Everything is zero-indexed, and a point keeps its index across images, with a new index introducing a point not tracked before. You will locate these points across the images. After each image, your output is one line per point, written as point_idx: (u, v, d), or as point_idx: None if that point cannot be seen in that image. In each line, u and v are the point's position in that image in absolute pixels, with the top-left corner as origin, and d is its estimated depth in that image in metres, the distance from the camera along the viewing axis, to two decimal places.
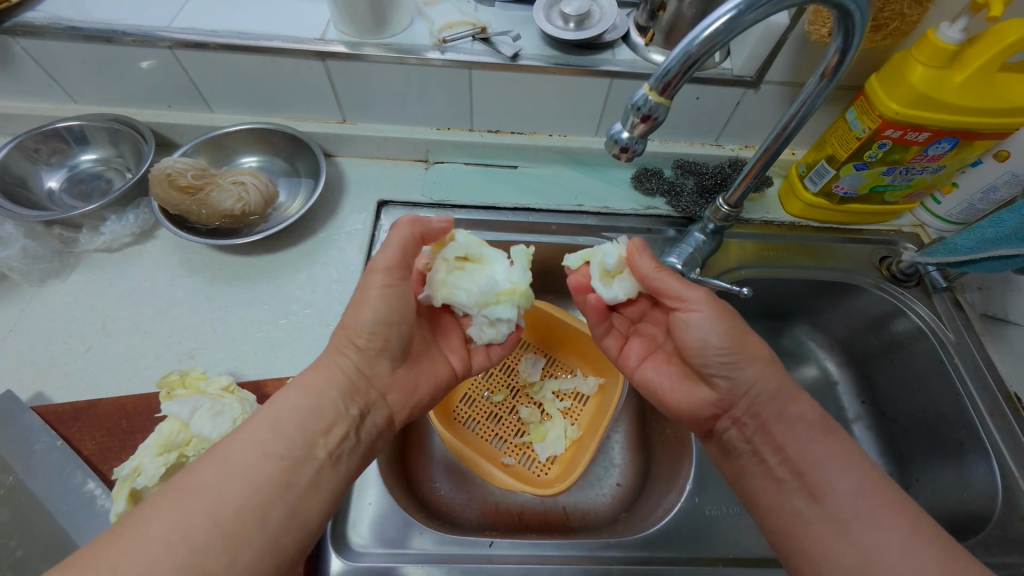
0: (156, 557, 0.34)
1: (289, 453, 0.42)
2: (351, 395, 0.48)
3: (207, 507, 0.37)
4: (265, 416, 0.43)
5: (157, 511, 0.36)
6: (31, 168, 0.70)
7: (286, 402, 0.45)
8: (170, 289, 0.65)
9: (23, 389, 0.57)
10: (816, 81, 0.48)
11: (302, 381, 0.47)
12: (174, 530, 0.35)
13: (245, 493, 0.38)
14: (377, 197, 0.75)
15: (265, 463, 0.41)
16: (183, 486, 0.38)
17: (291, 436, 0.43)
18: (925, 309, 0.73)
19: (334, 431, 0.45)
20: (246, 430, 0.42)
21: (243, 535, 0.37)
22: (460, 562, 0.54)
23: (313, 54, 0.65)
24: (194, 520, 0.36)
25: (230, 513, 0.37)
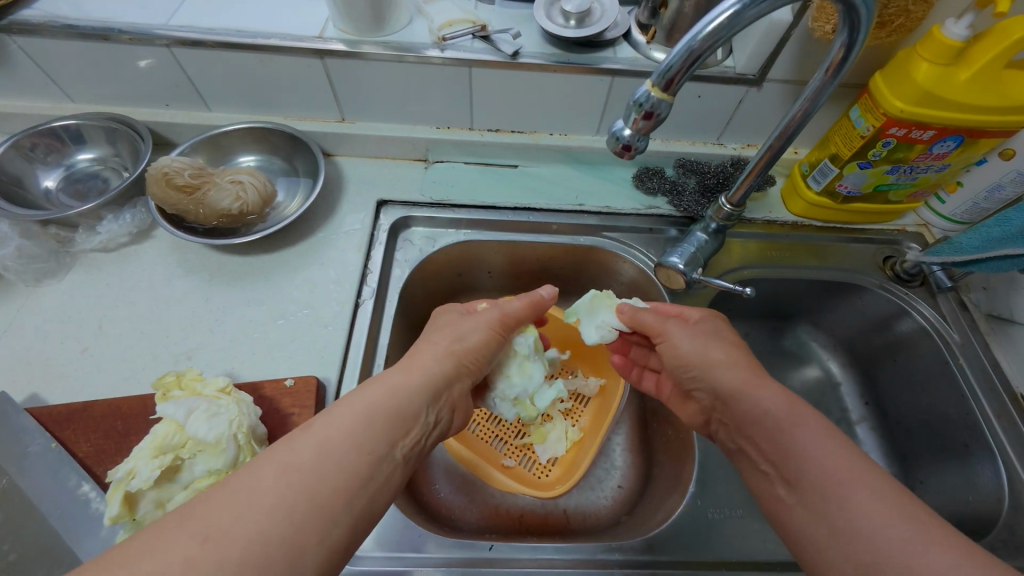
0: (258, 524, 0.30)
1: (381, 448, 0.38)
2: (434, 401, 0.45)
3: (313, 484, 0.33)
4: (361, 403, 0.40)
5: (262, 476, 0.33)
6: (27, 168, 0.70)
7: (380, 395, 0.42)
8: (167, 289, 0.65)
9: (18, 390, 0.56)
10: (822, 77, 0.47)
11: (393, 380, 0.44)
12: (281, 499, 0.32)
13: (341, 477, 0.35)
14: (377, 197, 0.75)
15: (358, 455, 0.37)
16: (285, 461, 0.34)
17: (380, 429, 0.39)
18: (929, 310, 0.73)
19: (414, 432, 0.42)
20: (347, 415, 0.38)
21: (333, 518, 0.33)
22: (460, 565, 0.53)
23: (312, 52, 0.64)
24: (292, 501, 0.32)
25: (323, 499, 0.33)
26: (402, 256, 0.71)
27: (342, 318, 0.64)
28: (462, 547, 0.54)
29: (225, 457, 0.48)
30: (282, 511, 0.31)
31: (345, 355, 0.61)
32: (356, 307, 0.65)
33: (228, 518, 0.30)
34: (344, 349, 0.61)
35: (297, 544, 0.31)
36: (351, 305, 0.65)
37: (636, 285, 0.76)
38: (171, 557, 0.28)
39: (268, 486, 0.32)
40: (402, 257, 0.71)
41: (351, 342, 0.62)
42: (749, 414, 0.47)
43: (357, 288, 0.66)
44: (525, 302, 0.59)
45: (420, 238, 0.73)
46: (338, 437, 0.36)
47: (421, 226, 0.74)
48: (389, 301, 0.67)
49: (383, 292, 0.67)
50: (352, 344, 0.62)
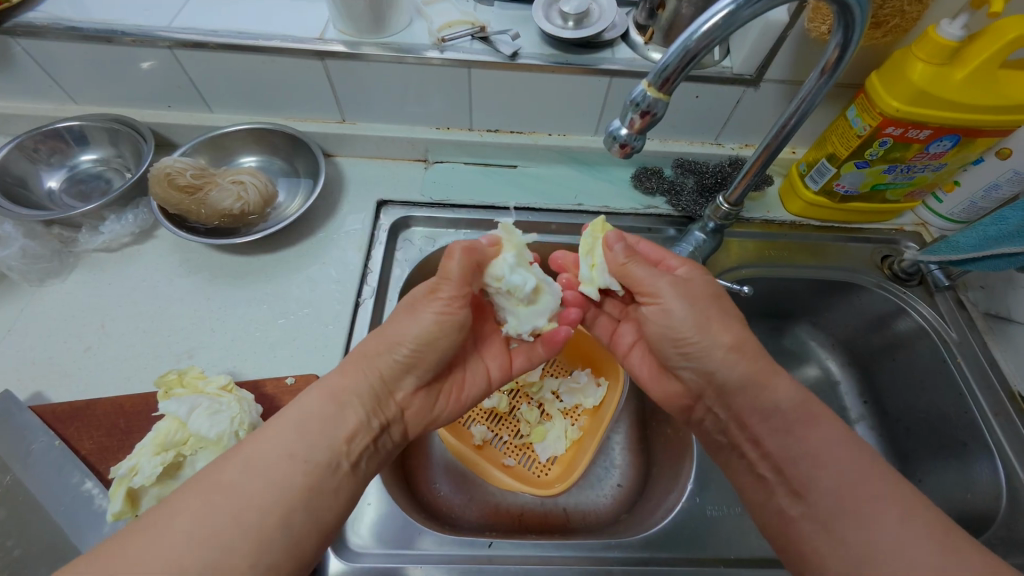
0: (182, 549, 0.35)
1: (317, 456, 0.43)
2: (373, 410, 0.48)
3: (238, 507, 0.38)
4: (294, 422, 0.44)
5: (189, 505, 0.37)
6: (31, 168, 0.70)
7: (313, 404, 0.45)
8: (169, 288, 0.65)
9: (23, 388, 0.57)
10: (817, 77, 0.47)
11: (332, 386, 0.47)
12: (200, 527, 0.36)
13: (268, 496, 0.39)
14: (377, 197, 0.75)
15: (287, 471, 0.41)
16: (209, 486, 0.39)
17: (315, 440, 0.43)
18: (927, 308, 0.73)
19: (355, 442, 0.46)
20: (278, 431, 0.42)
21: (262, 538, 0.38)
22: (459, 562, 0.53)
23: (312, 54, 0.65)
24: (218, 526, 0.37)
25: (253, 518, 0.38)
26: (402, 256, 0.72)
27: (343, 317, 0.64)
28: (461, 545, 0.54)
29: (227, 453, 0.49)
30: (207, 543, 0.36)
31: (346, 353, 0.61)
32: (357, 306, 0.65)
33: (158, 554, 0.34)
34: (345, 348, 0.62)
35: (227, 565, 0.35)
36: (351, 304, 0.65)
37: None
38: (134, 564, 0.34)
39: (188, 517, 0.36)
40: (402, 256, 0.72)
41: (351, 340, 0.63)
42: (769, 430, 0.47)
43: (357, 287, 0.67)
44: (458, 255, 0.50)
45: (420, 237, 0.74)
46: (267, 460, 0.41)
47: (421, 225, 0.75)
48: (390, 300, 0.67)
49: (383, 291, 0.68)
50: (352, 342, 0.62)
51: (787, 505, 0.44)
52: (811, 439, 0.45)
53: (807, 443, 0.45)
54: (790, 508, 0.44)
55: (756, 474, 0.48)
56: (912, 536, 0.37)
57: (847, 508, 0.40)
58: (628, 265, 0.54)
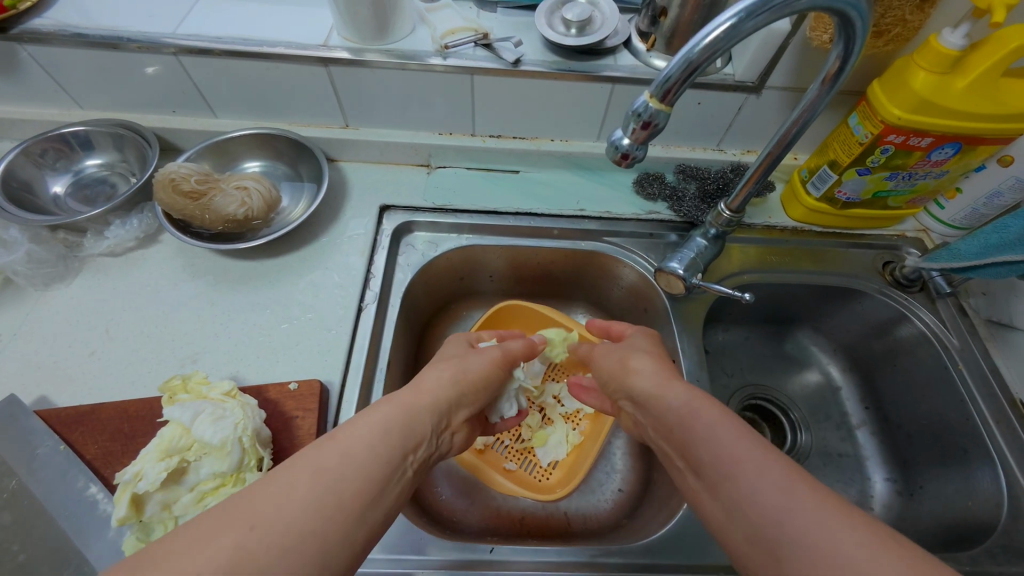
0: (306, 519, 0.31)
1: (397, 457, 0.40)
2: (438, 425, 0.47)
3: (339, 487, 0.34)
4: (377, 419, 0.42)
5: (296, 475, 0.34)
6: (37, 173, 0.71)
7: (392, 411, 0.44)
8: (173, 293, 0.66)
9: (28, 393, 0.57)
10: (818, 86, 0.48)
11: (407, 400, 0.46)
12: (321, 501, 0.33)
13: (361, 481, 0.36)
14: (379, 202, 0.75)
15: (378, 462, 0.38)
16: (315, 463, 0.35)
17: (395, 441, 0.41)
18: (929, 314, 0.73)
19: (420, 451, 0.43)
20: (368, 425, 0.40)
21: (352, 520, 0.34)
22: (460, 567, 0.53)
23: (316, 60, 0.65)
24: (326, 498, 0.33)
25: (350, 499, 0.34)
26: (405, 260, 0.72)
27: (345, 323, 0.65)
28: (463, 550, 0.54)
29: (231, 460, 0.49)
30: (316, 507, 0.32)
31: (348, 358, 0.62)
32: (359, 312, 0.65)
33: (272, 514, 0.31)
34: (347, 352, 0.62)
35: (324, 538, 0.32)
36: (354, 309, 0.66)
37: (637, 290, 0.77)
38: (223, 543, 0.28)
39: (301, 484, 0.33)
40: (405, 261, 0.72)
41: (353, 345, 0.63)
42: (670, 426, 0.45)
43: (360, 292, 0.67)
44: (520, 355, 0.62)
45: (422, 242, 0.74)
46: (359, 446, 0.38)
47: (423, 230, 0.75)
48: (392, 305, 0.68)
49: (385, 296, 0.68)
50: (355, 348, 0.63)
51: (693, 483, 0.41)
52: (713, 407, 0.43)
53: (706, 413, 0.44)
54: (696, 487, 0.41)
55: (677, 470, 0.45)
56: (819, 520, 0.31)
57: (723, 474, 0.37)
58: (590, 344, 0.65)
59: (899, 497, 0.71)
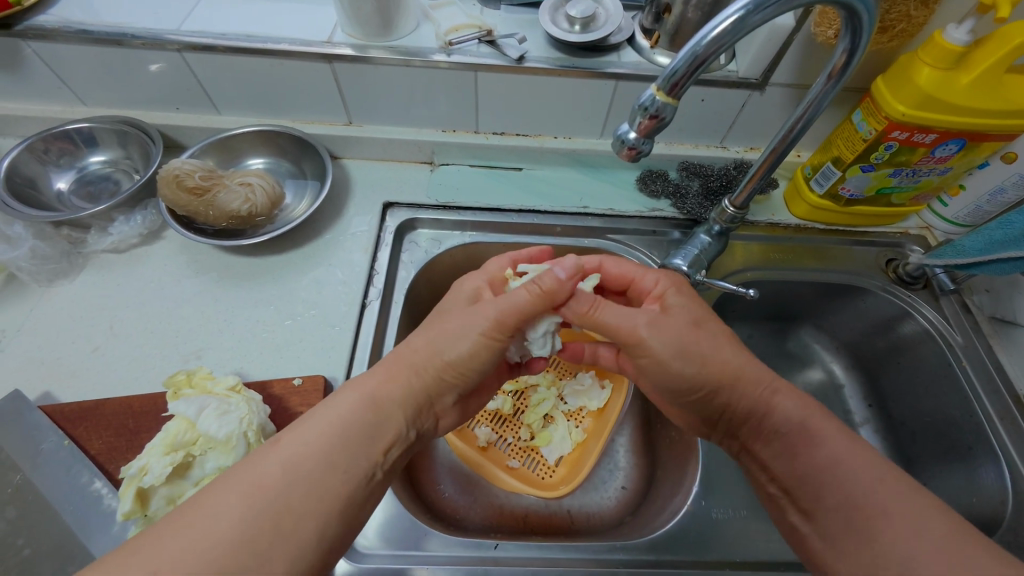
0: (220, 550, 0.35)
1: (357, 465, 0.42)
2: (416, 416, 0.48)
3: (277, 508, 0.38)
4: (335, 422, 0.43)
5: (226, 501, 0.37)
6: (40, 170, 0.71)
7: (354, 408, 0.45)
8: (177, 289, 0.66)
9: (32, 388, 0.57)
10: (823, 81, 0.48)
11: (372, 389, 0.46)
12: (242, 527, 0.36)
13: (306, 498, 0.39)
14: (382, 200, 0.75)
15: (328, 474, 0.41)
16: (252, 483, 0.39)
17: (356, 447, 0.43)
18: (932, 311, 0.73)
19: (393, 451, 0.45)
20: (319, 432, 0.42)
21: (296, 541, 0.38)
22: (464, 563, 0.53)
23: (320, 56, 0.65)
24: (261, 525, 0.37)
25: (293, 517, 0.38)
26: (408, 257, 0.72)
27: (349, 319, 0.65)
28: (467, 546, 0.54)
29: (236, 454, 0.49)
30: (243, 539, 0.36)
31: (352, 354, 0.62)
32: (363, 308, 0.65)
33: (195, 547, 0.35)
34: (351, 348, 0.62)
35: (262, 564, 0.36)
36: (358, 305, 0.66)
37: None
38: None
39: (232, 512, 0.37)
40: (408, 258, 0.72)
41: (357, 342, 0.63)
42: (782, 445, 0.47)
43: (364, 288, 0.67)
44: (531, 292, 0.50)
45: (426, 239, 0.74)
46: (306, 459, 0.41)
47: (427, 227, 0.75)
48: (396, 301, 0.68)
49: (389, 292, 0.68)
50: (359, 344, 0.63)
51: (799, 522, 0.45)
52: (818, 425, 0.46)
53: (799, 441, 0.46)
54: (802, 525, 0.44)
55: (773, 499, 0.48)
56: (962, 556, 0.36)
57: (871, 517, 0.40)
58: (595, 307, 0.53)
59: None
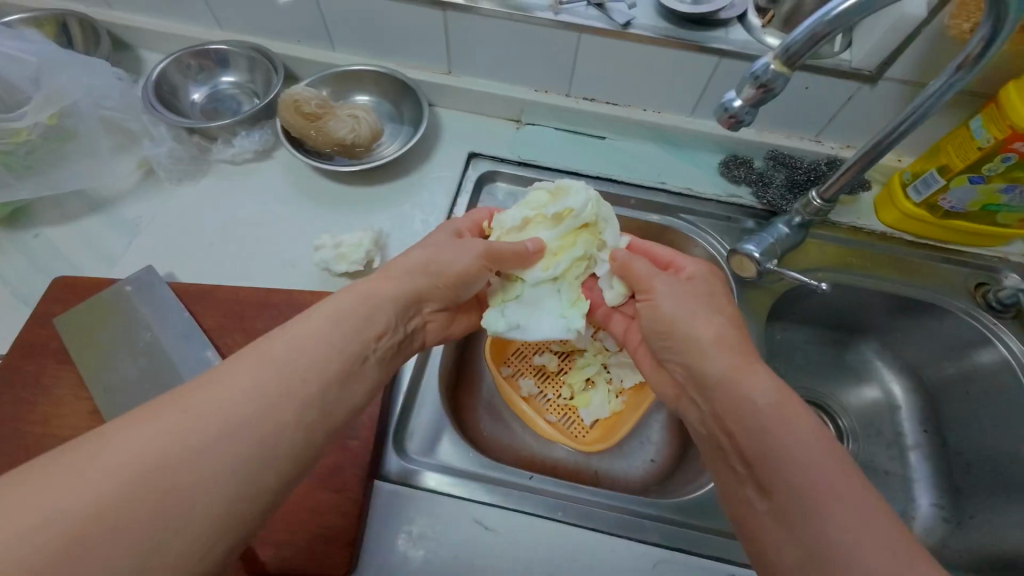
0: (238, 411, 0.38)
1: (351, 345, 0.46)
2: (404, 313, 0.53)
3: (284, 375, 0.41)
4: (337, 312, 0.48)
5: (238, 368, 0.40)
6: (182, 81, 0.80)
7: (352, 301, 0.49)
8: (281, 204, 0.73)
9: (159, 267, 0.67)
10: (950, 73, 0.46)
11: (367, 288, 0.51)
12: (254, 392, 0.39)
13: (313, 368, 0.43)
14: (468, 150, 0.79)
15: (332, 352, 0.45)
16: (262, 354, 0.41)
17: (353, 332, 0.47)
18: (1018, 343, 0.69)
19: (384, 339, 0.51)
20: (322, 318, 0.46)
21: (310, 405, 0.41)
22: (502, 485, 0.58)
23: (435, 3, 0.69)
24: (273, 385, 0.40)
25: (304, 384, 0.42)
26: (485, 207, 0.76)
27: None
28: (506, 473, 0.59)
29: None
30: (258, 398, 0.39)
31: None
32: None
33: (211, 405, 0.37)
34: None
35: (276, 421, 0.39)
36: None
37: None
38: (156, 429, 0.35)
39: (244, 376, 0.39)
40: (485, 208, 0.76)
41: None
42: (741, 416, 0.45)
43: (442, 229, 0.72)
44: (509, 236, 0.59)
45: (503, 194, 0.78)
46: (312, 337, 0.44)
47: (505, 182, 0.78)
48: None
49: None
50: None
51: (755, 499, 0.44)
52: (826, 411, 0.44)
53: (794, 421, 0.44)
54: (756, 501, 0.43)
55: (729, 464, 0.48)
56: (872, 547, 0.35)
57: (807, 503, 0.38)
58: (634, 261, 0.58)
59: (945, 524, 0.69)
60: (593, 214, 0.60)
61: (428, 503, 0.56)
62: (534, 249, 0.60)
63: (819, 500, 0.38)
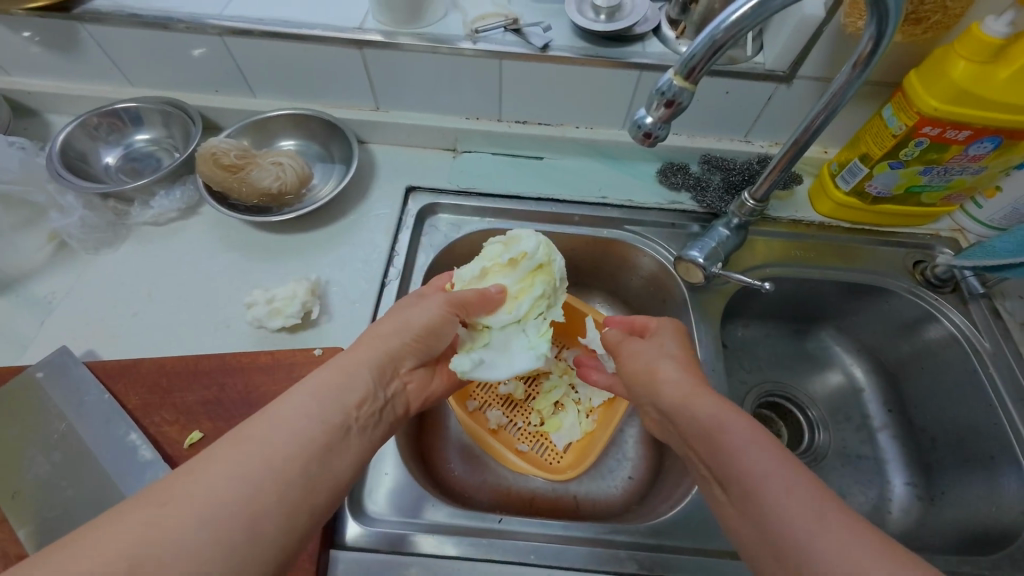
0: (223, 496, 0.33)
1: (334, 416, 0.43)
2: (382, 378, 0.50)
3: (266, 455, 0.37)
4: (315, 384, 0.45)
5: (218, 453, 0.36)
6: (92, 145, 0.76)
7: (329, 372, 0.46)
8: (210, 261, 0.69)
9: (78, 346, 0.62)
10: (849, 71, 0.47)
11: (342, 360, 0.49)
12: (238, 475, 0.35)
13: (294, 443, 0.39)
14: (406, 184, 0.78)
15: (313, 424, 0.41)
16: (240, 437, 0.38)
17: (333, 403, 0.44)
18: (959, 315, 0.71)
19: (367, 407, 0.47)
20: (302, 393, 0.43)
21: (293, 485, 0.37)
22: (471, 532, 0.55)
23: (351, 42, 0.67)
24: (254, 466, 0.36)
25: (287, 461, 0.38)
26: (428, 241, 0.74)
27: (369, 296, 0.67)
28: (474, 518, 0.56)
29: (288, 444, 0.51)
30: (239, 481, 0.35)
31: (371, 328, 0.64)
32: (382, 288, 0.68)
33: (196, 491, 0.33)
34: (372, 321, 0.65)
35: (260, 507, 0.35)
36: (378, 285, 0.68)
37: (656, 279, 0.77)
38: (133, 522, 0.31)
39: (225, 460, 0.35)
40: (428, 241, 0.74)
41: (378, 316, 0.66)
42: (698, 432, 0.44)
43: (384, 269, 0.69)
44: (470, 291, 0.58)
45: (446, 224, 0.76)
46: (291, 412, 0.41)
47: (447, 213, 0.77)
48: (414, 284, 0.70)
49: (408, 274, 0.70)
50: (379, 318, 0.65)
51: (718, 494, 0.41)
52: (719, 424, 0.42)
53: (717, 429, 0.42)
54: (724, 499, 0.40)
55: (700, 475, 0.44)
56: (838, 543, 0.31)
57: (749, 492, 0.37)
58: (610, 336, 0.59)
59: (920, 502, 0.70)
60: (546, 255, 0.61)
61: (391, 565, 0.53)
62: (497, 293, 0.59)
63: (753, 489, 0.37)
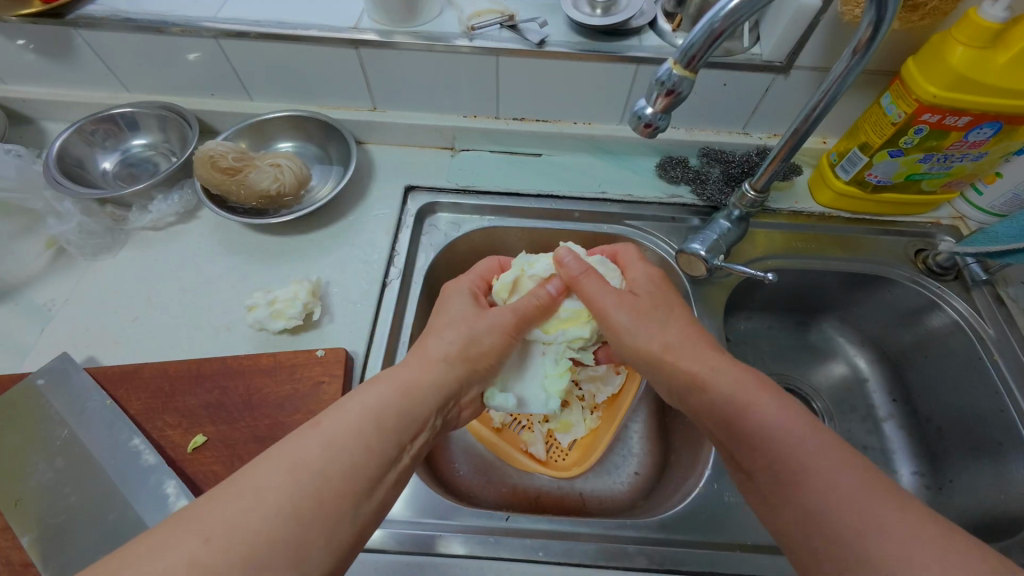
0: (272, 529, 0.33)
1: (389, 448, 0.41)
2: (444, 405, 0.49)
3: (318, 487, 0.36)
4: (377, 406, 0.43)
5: (271, 479, 0.36)
6: (88, 151, 0.75)
7: (392, 394, 0.45)
8: (210, 264, 0.69)
9: (78, 352, 0.62)
10: (849, 56, 0.47)
11: (405, 378, 0.47)
12: (288, 507, 0.35)
13: (347, 476, 0.38)
14: (404, 183, 0.78)
15: (367, 455, 0.40)
16: (296, 461, 0.37)
17: (393, 432, 0.42)
18: (963, 302, 0.70)
19: (421, 437, 0.45)
20: (362, 417, 0.42)
21: (340, 522, 0.36)
22: (478, 532, 0.55)
23: (347, 42, 0.67)
24: (304, 501, 0.35)
25: (336, 497, 0.37)
26: (428, 240, 0.74)
27: (370, 296, 0.67)
28: (483, 517, 0.56)
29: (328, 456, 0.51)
30: (288, 516, 0.34)
31: (372, 328, 0.64)
32: (383, 287, 0.67)
33: (245, 520, 0.33)
34: (373, 322, 0.65)
35: (304, 545, 0.34)
36: (379, 285, 0.68)
37: None
38: (179, 554, 0.31)
39: (276, 488, 0.35)
40: (428, 240, 0.74)
41: (379, 316, 0.65)
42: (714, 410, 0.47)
43: (385, 269, 0.69)
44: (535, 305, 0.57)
45: (445, 223, 0.76)
46: (349, 439, 0.40)
47: (446, 211, 0.77)
48: (415, 283, 0.69)
49: (409, 273, 0.70)
50: (380, 318, 0.65)
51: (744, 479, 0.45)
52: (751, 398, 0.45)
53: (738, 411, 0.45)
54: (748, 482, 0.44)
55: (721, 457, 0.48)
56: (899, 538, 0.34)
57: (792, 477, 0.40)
58: (581, 278, 0.56)
59: (928, 491, 0.69)
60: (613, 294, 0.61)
61: (398, 566, 0.52)
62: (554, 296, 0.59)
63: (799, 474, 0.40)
